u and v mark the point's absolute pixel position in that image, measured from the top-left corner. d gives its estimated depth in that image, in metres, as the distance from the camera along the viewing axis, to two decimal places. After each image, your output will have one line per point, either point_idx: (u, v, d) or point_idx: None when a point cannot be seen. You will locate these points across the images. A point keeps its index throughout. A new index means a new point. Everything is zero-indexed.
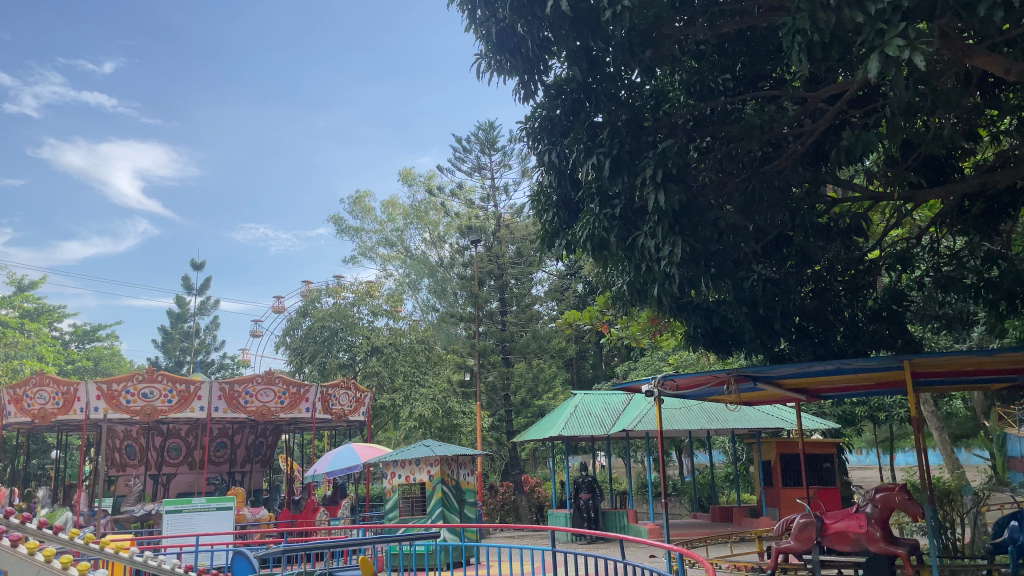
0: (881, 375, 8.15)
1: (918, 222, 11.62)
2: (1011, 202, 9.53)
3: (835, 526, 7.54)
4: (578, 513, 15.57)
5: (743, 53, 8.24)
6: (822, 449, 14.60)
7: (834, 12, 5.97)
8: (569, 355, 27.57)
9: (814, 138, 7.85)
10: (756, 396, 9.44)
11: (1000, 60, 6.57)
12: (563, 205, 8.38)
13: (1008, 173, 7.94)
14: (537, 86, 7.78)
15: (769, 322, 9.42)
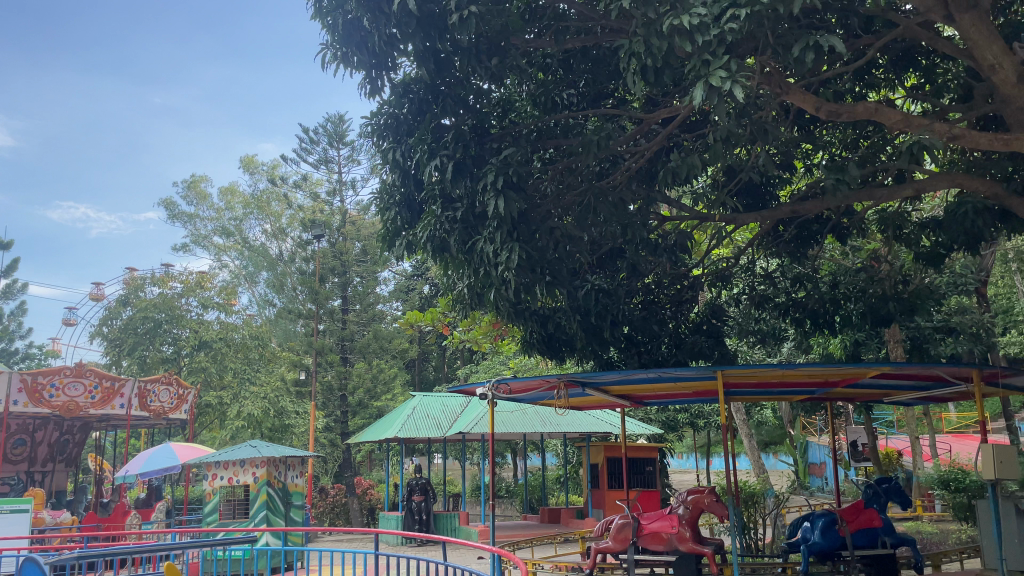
0: (699, 385, 8.64)
1: (739, 243, 12.51)
2: (818, 231, 10.43)
3: (649, 527, 7.95)
4: (410, 516, 15.51)
5: (587, 70, 8.55)
6: (645, 453, 15.33)
7: (666, 39, 6.28)
8: (411, 356, 27.52)
9: (648, 158, 8.27)
10: (585, 401, 9.74)
11: (812, 99, 7.27)
12: (406, 204, 8.33)
13: (816, 205, 8.73)
14: (384, 83, 7.66)
15: (600, 331, 9.79)
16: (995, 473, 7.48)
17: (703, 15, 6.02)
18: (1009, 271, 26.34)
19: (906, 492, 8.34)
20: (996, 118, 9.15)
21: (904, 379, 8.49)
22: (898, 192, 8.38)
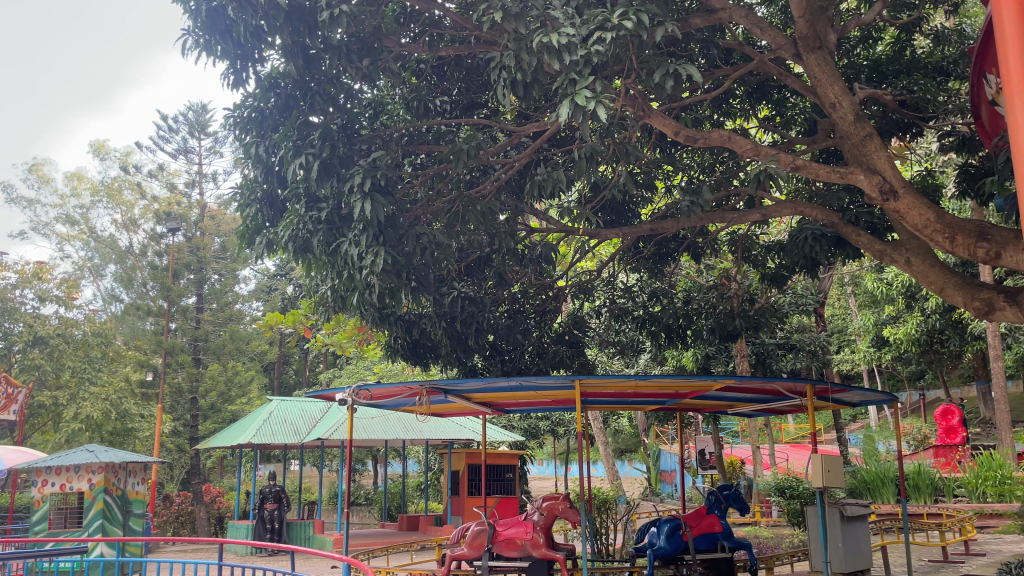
0: (558, 394, 8.82)
1: (603, 256, 12.95)
2: (675, 249, 10.94)
3: (504, 533, 8.04)
4: (261, 525, 14.98)
5: (460, 79, 8.61)
6: (505, 460, 15.51)
7: (535, 55, 6.43)
8: (270, 359, 26.59)
9: (517, 170, 8.41)
10: (446, 408, 9.74)
11: (672, 124, 7.64)
12: (267, 202, 8.07)
13: (673, 223, 9.14)
14: (248, 75, 7.41)
15: (465, 339, 9.84)
16: (822, 481, 8.08)
17: (571, 35, 6.23)
18: (844, 293, 28.64)
19: (744, 499, 8.86)
20: (835, 153, 9.93)
21: (746, 392, 9.01)
22: (747, 217, 8.91)
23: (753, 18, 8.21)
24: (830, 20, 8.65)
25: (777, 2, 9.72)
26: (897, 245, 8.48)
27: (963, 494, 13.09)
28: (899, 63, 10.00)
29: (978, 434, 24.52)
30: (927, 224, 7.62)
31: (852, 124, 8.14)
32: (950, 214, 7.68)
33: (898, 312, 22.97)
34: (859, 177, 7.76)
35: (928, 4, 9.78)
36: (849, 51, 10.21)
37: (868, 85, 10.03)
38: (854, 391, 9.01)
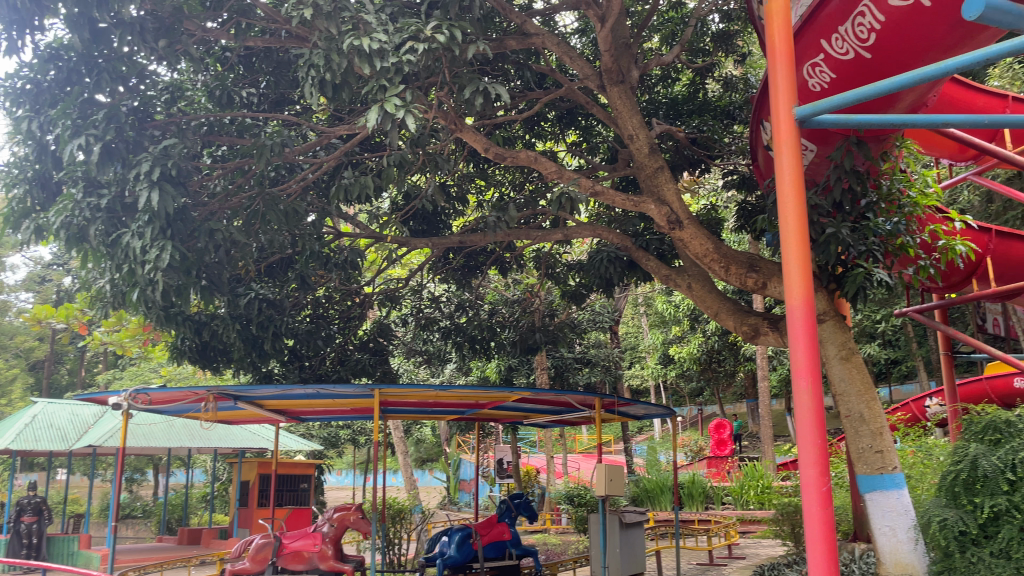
0: (357, 402, 8.63)
1: (412, 265, 12.96)
2: (482, 261, 11.14)
3: (291, 546, 7.75)
4: (16, 540, 13.46)
5: (268, 72, 8.45)
6: (301, 470, 15.07)
7: (346, 57, 6.33)
8: (39, 356, 24.06)
9: (324, 171, 8.23)
10: (235, 414, 9.27)
11: (482, 140, 7.87)
12: (40, 183, 7.35)
13: (482, 237, 9.32)
14: (24, 44, 6.72)
15: (260, 342, 9.44)
16: (604, 490, 8.52)
17: (383, 41, 6.22)
18: (637, 313, 30.59)
19: (533, 507, 9.12)
20: (633, 181, 10.59)
21: (541, 404, 9.33)
22: (551, 236, 9.27)
23: (564, 47, 8.61)
24: (633, 56, 9.20)
25: (589, 34, 10.24)
26: (682, 271, 9.20)
27: (730, 501, 14.31)
28: (692, 103, 10.84)
29: (746, 446, 27.08)
30: (706, 253, 8.26)
31: (647, 156, 8.72)
32: (726, 246, 8.37)
33: (683, 333, 24.91)
34: (650, 206, 8.36)
35: (720, 53, 10.72)
36: (651, 87, 10.94)
37: (665, 121, 10.81)
38: (639, 406, 9.60)
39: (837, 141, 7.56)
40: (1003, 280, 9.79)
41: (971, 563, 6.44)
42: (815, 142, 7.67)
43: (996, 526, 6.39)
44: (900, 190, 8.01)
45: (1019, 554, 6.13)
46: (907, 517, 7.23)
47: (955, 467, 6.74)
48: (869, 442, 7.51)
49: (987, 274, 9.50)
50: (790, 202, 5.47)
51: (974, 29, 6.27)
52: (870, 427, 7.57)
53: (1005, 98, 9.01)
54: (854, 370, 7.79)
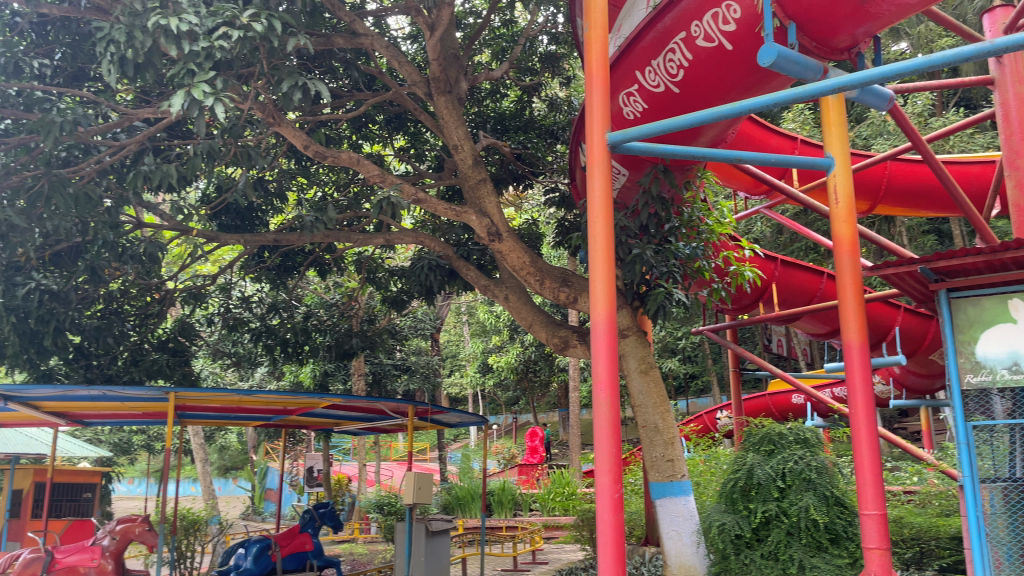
0: (150, 406, 8.02)
1: (223, 262, 12.29)
2: (298, 262, 10.78)
3: (64, 561, 7.06)
4: None
5: (65, 43, 7.80)
6: (85, 479, 13.93)
7: (150, 36, 5.98)
8: None
9: (125, 156, 7.66)
10: (4, 417, 8.35)
11: (302, 136, 7.71)
12: None
13: (298, 237, 9.02)
14: None
15: (40, 338, 8.60)
16: (412, 497, 8.47)
17: (193, 24, 5.92)
18: (458, 322, 30.93)
19: (338, 516, 8.90)
20: (458, 191, 10.70)
21: (351, 411, 9.15)
22: (371, 240, 9.12)
23: (393, 51, 8.57)
24: (461, 68, 9.32)
25: (420, 41, 10.28)
26: (499, 282, 9.37)
27: (537, 507, 14.70)
28: (519, 120, 11.15)
29: (557, 454, 28.03)
30: (523, 266, 8.46)
31: (470, 167, 8.82)
32: (542, 260, 8.61)
33: (502, 343, 25.57)
34: (471, 217, 8.48)
35: (548, 74, 11.07)
36: (479, 100, 11.12)
37: (492, 134, 11.03)
38: (451, 414, 9.64)
39: (646, 167, 7.97)
40: (785, 305, 10.78)
41: (744, 564, 6.98)
42: (627, 167, 8.05)
43: (767, 529, 6.98)
44: (700, 217, 8.59)
45: (785, 555, 6.74)
46: (691, 522, 7.69)
47: (734, 475, 7.35)
48: (661, 451, 8.00)
49: (772, 299, 10.42)
50: (599, 222, 5.79)
51: (766, 76, 6.86)
52: (663, 437, 8.05)
53: (794, 140, 9.95)
54: (651, 383, 8.27)
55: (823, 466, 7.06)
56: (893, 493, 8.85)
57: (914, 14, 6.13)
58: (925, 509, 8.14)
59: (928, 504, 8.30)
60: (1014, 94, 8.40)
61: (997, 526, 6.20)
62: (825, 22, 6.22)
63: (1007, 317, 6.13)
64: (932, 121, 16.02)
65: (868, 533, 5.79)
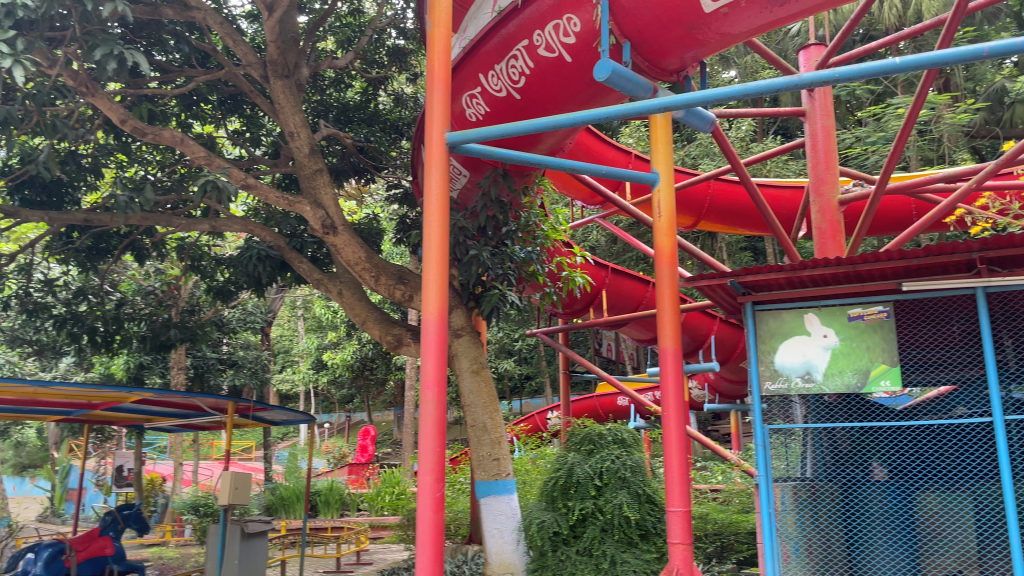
0: None
1: (25, 241, 11.23)
2: (112, 245, 10.03)
3: None
4: None
5: None
6: None
7: None
8: None
9: None
10: None
11: (119, 111, 7.32)
12: None
13: (113, 218, 8.41)
14: None
15: None
16: (228, 497, 8.08)
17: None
18: (292, 317, 30.00)
19: (144, 519, 8.35)
20: (294, 180, 10.36)
21: (165, 406, 8.61)
22: (196, 225, 8.61)
23: (227, 28, 8.21)
24: (301, 54, 9.05)
25: (260, 21, 9.89)
26: (333, 277, 9.12)
27: (365, 507, 14.50)
28: (363, 112, 10.94)
29: (389, 453, 27.79)
30: (358, 261, 8.26)
31: (307, 156, 8.55)
32: (378, 257, 8.46)
33: (337, 340, 25.19)
34: (305, 208, 8.22)
35: (395, 69, 10.96)
36: (321, 88, 10.80)
37: (334, 124, 10.77)
38: (275, 411, 9.29)
39: (486, 170, 8.00)
40: (614, 311, 11.22)
41: (560, 561, 7.18)
42: (467, 168, 8.04)
43: (583, 526, 7.23)
44: (536, 222, 8.75)
45: (598, 551, 7.01)
46: (513, 519, 7.80)
47: (555, 474, 7.54)
48: (488, 451, 8.06)
49: (602, 305, 10.84)
50: (434, 222, 5.87)
51: (602, 90, 7.06)
52: (491, 436, 8.11)
53: (628, 155, 10.39)
54: (482, 383, 8.31)
55: (638, 465, 7.42)
56: (700, 491, 9.43)
57: (736, 45, 6.52)
58: (727, 506, 8.73)
59: (730, 502, 8.93)
60: (822, 126, 9.18)
61: (787, 521, 6.86)
62: (657, 42, 6.51)
63: (803, 329, 6.68)
64: (752, 146, 17.31)
65: (673, 529, 6.13)
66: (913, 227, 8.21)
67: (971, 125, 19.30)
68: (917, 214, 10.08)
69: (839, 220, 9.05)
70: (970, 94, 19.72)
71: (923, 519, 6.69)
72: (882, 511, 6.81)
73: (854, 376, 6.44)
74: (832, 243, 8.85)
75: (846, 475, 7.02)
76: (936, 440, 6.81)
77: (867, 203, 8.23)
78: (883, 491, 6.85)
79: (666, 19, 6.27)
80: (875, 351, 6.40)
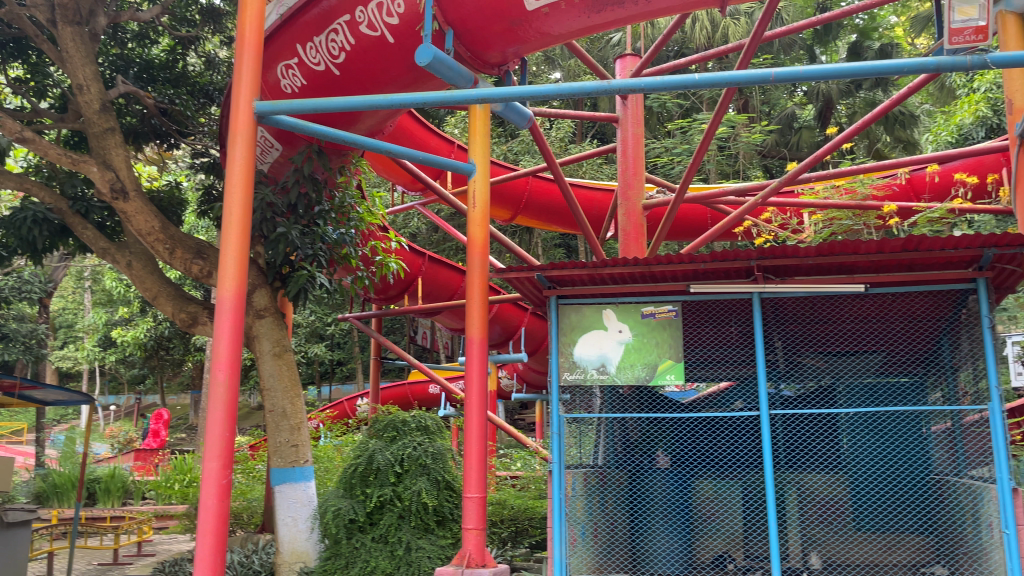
0: None
1: None
2: None
3: None
4: None
5: None
6: None
7: None
8: None
9: None
10: None
11: None
12: None
13: None
14: None
15: None
16: None
17: None
18: (79, 289, 27.55)
19: None
20: (85, 139, 9.49)
21: None
22: None
23: None
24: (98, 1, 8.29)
25: None
26: (123, 246, 8.43)
27: (151, 495, 13.59)
28: (169, 72, 10.21)
29: (184, 438, 26.26)
30: (151, 231, 7.68)
31: (96, 113, 7.84)
32: (174, 228, 7.90)
33: (131, 316, 23.43)
34: (91, 169, 7.54)
35: (207, 30, 10.28)
36: (122, 41, 9.91)
37: (135, 82, 9.97)
38: (48, 390, 8.44)
39: (300, 145, 7.65)
40: (428, 299, 11.22)
41: (354, 548, 7.07)
42: (280, 141, 7.65)
43: (380, 513, 7.18)
44: (351, 204, 8.55)
45: (394, 538, 6.99)
46: (309, 507, 7.57)
47: (355, 460, 7.40)
48: (286, 436, 7.69)
49: (416, 292, 10.81)
50: (236, 194, 5.58)
51: (423, 76, 6.95)
52: (290, 422, 7.75)
53: (451, 144, 10.41)
54: (284, 367, 7.89)
55: (439, 452, 7.47)
56: (499, 477, 9.67)
57: (556, 45, 6.67)
58: (524, 492, 9.01)
59: (527, 487, 9.23)
60: (632, 134, 9.68)
61: (576, 506, 6.88)
62: (480, 33, 6.52)
63: (601, 324, 7.00)
64: (570, 147, 18.01)
65: (468, 514, 6.22)
66: (706, 235, 8.85)
67: (762, 145, 21.21)
68: (711, 223, 10.91)
69: (642, 223, 9.58)
70: (764, 116, 21.68)
71: (698, 503, 7.33)
72: (663, 497, 7.30)
73: (643, 370, 6.83)
74: (635, 245, 9.37)
75: (634, 462, 7.47)
76: (712, 430, 7.27)
77: (667, 209, 8.77)
78: (665, 478, 7.31)
79: (489, 10, 6.30)
80: (663, 347, 6.84)
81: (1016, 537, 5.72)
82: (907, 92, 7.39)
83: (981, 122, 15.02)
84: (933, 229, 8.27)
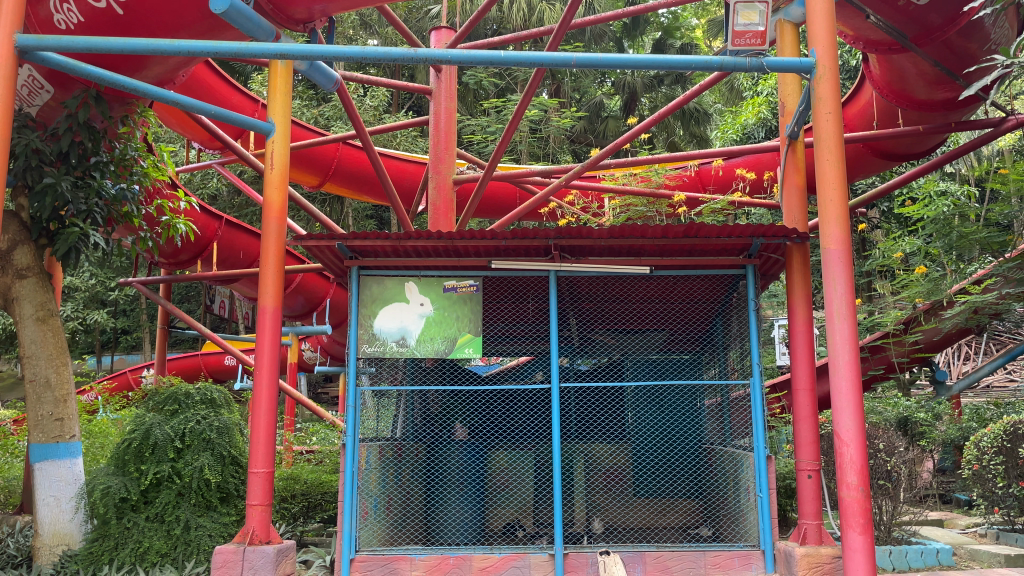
0: None
1: None
2: None
3: None
4: None
5: None
6: None
7: None
8: None
9: None
10: None
11: None
12: None
13: None
14: None
15: None
16: None
17: None
18: None
19: None
20: None
21: None
22: None
23: None
24: None
25: None
26: None
27: None
28: None
29: None
30: None
31: None
32: None
33: None
34: None
35: None
36: None
37: None
38: None
39: (76, 90, 6.91)
40: (225, 265, 10.61)
41: (124, 529, 6.57)
42: (52, 83, 6.84)
43: (156, 491, 6.73)
44: (134, 157, 7.87)
45: (171, 516, 6.61)
46: (75, 485, 6.92)
47: (129, 435, 6.85)
48: (49, 409, 6.90)
49: (211, 257, 10.18)
50: None
51: (218, 25, 6.54)
52: (54, 394, 6.95)
53: (254, 103, 9.87)
54: (48, 333, 7.08)
55: (225, 426, 7.10)
56: (295, 452, 9.41)
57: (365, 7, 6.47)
58: (318, 466, 8.86)
59: (322, 461, 9.07)
60: (445, 108, 9.61)
61: (369, 479, 6.67)
62: None
63: (402, 297, 6.91)
64: (384, 117, 17.70)
65: (253, 490, 5.94)
66: (512, 213, 8.96)
67: (572, 130, 21.96)
68: (519, 202, 11.14)
69: (453, 198, 9.56)
70: (575, 102, 22.46)
71: (492, 474, 7.42)
72: (458, 468, 7.35)
73: (442, 343, 6.85)
74: (444, 219, 9.34)
75: (432, 435, 7.49)
76: (507, 402, 7.50)
77: (475, 186, 8.79)
78: (461, 449, 7.40)
79: None
80: (463, 321, 6.89)
81: (768, 500, 6.34)
82: (699, 89, 7.70)
83: (762, 124, 16.52)
84: (717, 219, 8.92)
